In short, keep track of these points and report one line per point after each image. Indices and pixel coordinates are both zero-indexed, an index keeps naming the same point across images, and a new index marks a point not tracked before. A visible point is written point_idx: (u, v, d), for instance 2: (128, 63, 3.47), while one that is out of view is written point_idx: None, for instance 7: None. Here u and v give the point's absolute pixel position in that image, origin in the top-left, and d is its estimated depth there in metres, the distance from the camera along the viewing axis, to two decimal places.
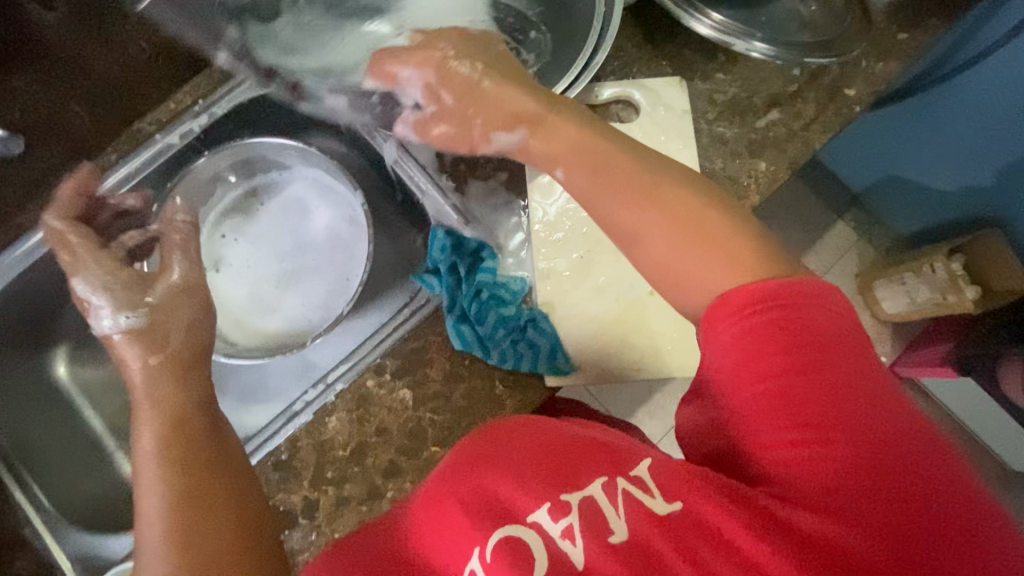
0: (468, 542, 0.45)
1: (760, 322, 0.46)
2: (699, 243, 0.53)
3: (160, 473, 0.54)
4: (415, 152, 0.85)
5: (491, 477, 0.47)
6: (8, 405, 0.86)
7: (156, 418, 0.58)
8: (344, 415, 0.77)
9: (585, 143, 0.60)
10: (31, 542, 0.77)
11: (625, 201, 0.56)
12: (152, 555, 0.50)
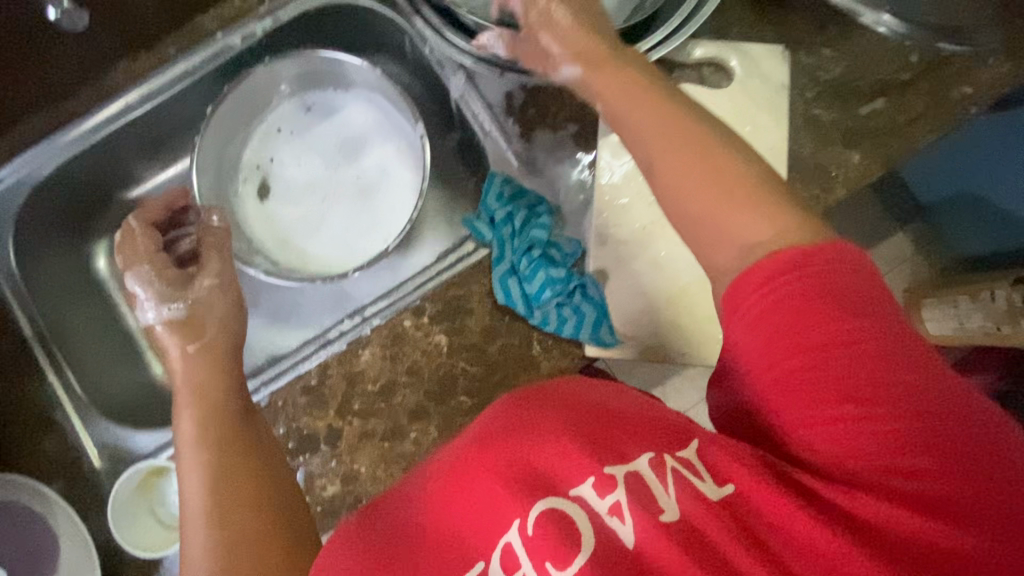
0: (505, 511, 0.40)
1: (796, 293, 0.41)
2: (717, 187, 0.47)
3: (201, 452, 0.53)
4: (483, 89, 0.79)
5: (535, 445, 0.42)
6: (47, 286, 0.85)
7: (196, 402, 0.57)
8: (378, 350, 0.76)
9: (628, 84, 0.55)
10: (60, 424, 0.77)
11: (662, 155, 0.50)
12: (193, 530, 0.49)
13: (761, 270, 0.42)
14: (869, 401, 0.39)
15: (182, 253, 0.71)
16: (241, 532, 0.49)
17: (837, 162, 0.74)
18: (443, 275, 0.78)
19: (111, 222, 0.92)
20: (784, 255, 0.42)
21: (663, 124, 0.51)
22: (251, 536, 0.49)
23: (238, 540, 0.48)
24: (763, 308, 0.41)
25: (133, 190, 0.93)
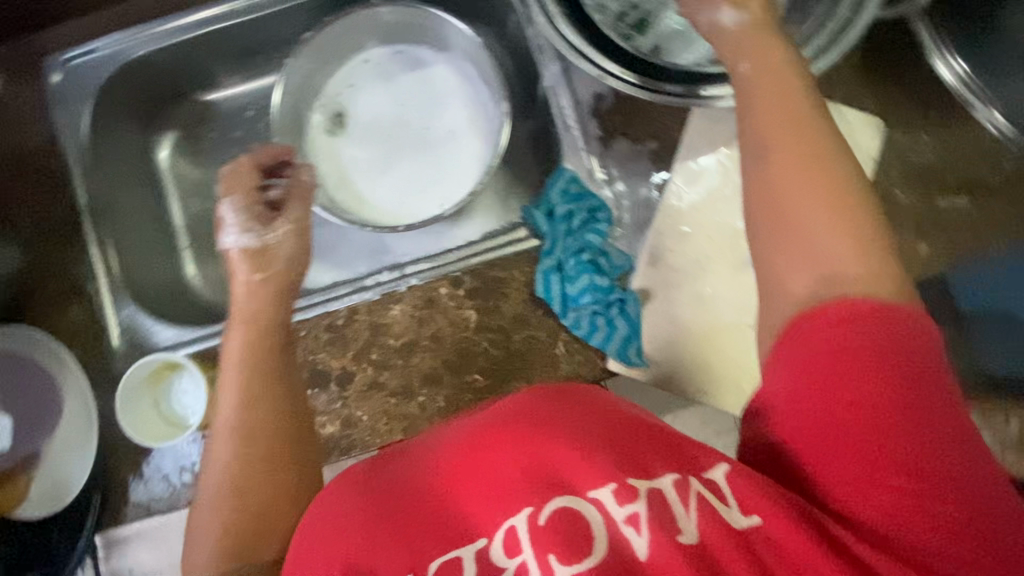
0: (517, 500, 0.40)
1: (851, 348, 0.40)
2: (822, 196, 0.44)
3: (243, 374, 0.52)
4: (575, 84, 0.79)
5: (559, 441, 0.42)
6: (111, 160, 0.86)
7: (247, 324, 0.55)
8: (408, 309, 0.77)
9: (768, 61, 0.50)
10: (92, 300, 0.79)
11: (775, 153, 0.46)
12: (219, 445, 0.50)
13: (820, 320, 0.41)
14: (908, 461, 0.38)
15: (273, 201, 0.63)
16: (260, 469, 0.50)
17: (904, 246, 0.74)
18: (490, 252, 0.77)
19: (183, 117, 0.94)
20: (846, 305, 0.41)
21: (787, 125, 0.47)
22: (266, 475, 0.50)
23: (254, 473, 0.50)
24: (808, 359, 0.41)
25: (211, 93, 0.94)
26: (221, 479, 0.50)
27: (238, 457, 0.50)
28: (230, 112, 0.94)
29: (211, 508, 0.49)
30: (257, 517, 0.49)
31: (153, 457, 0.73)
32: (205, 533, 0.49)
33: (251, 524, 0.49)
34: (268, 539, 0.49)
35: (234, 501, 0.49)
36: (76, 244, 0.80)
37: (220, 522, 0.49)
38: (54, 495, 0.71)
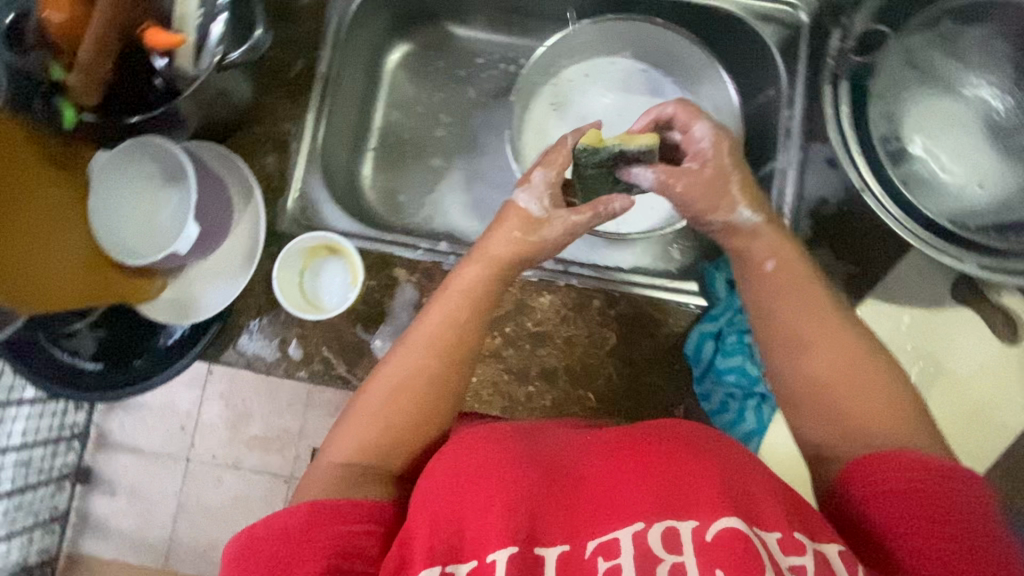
0: (682, 507, 0.45)
1: (897, 482, 0.46)
2: (850, 376, 0.52)
3: (458, 302, 0.60)
4: (807, 181, 0.79)
5: (716, 470, 0.46)
6: (353, 42, 0.88)
7: (482, 263, 0.62)
8: (558, 303, 0.77)
9: (795, 262, 0.60)
10: (286, 155, 0.81)
11: (814, 347, 0.54)
12: (411, 349, 0.58)
13: (871, 471, 0.48)
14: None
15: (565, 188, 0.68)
16: (418, 391, 0.56)
17: None
18: (657, 291, 0.77)
19: (425, 37, 0.97)
20: (889, 456, 0.47)
21: (818, 316, 0.56)
22: (422, 398, 0.56)
23: (412, 393, 0.55)
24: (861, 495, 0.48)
25: (460, 27, 0.97)
26: (379, 387, 0.56)
27: (405, 373, 0.56)
28: (466, 52, 0.98)
29: (365, 409, 0.55)
30: (401, 428, 0.54)
31: (277, 321, 0.76)
32: (351, 428, 0.54)
33: (394, 434, 0.54)
34: (399, 450, 0.54)
35: (389, 410, 0.55)
36: (295, 101, 0.83)
37: (369, 422, 0.54)
38: (181, 307, 0.74)
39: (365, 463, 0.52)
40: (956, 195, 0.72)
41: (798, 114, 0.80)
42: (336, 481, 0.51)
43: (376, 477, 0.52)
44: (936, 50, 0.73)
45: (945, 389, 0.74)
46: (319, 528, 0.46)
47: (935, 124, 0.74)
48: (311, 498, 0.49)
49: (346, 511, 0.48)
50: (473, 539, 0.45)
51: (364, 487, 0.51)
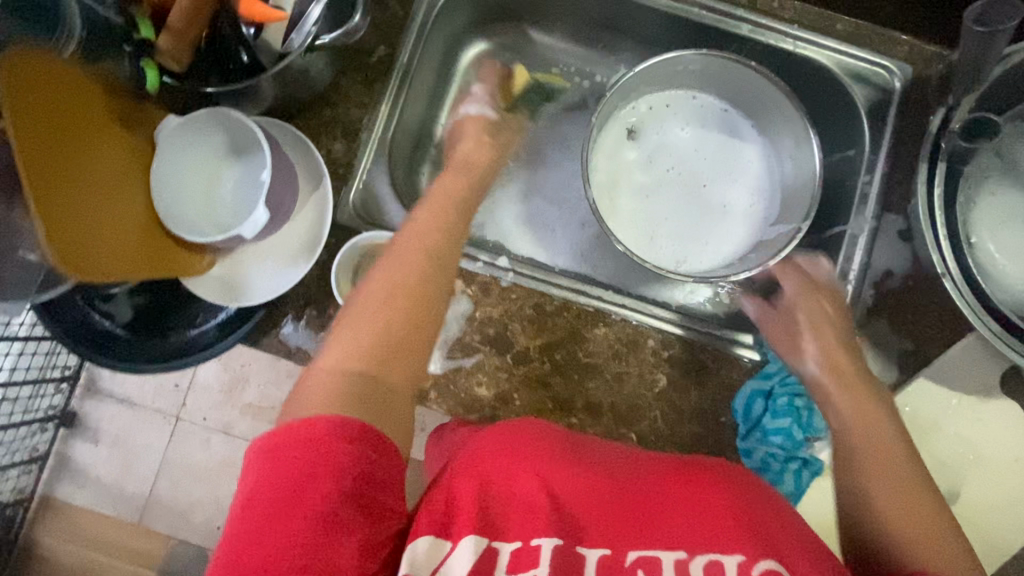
0: (730, 542, 0.45)
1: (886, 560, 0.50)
2: (902, 492, 0.51)
3: (428, 212, 0.61)
4: (878, 249, 0.78)
5: (763, 513, 0.48)
6: (435, 35, 0.85)
7: (449, 190, 0.67)
8: (613, 336, 0.76)
9: (845, 368, 0.66)
10: (355, 143, 0.78)
11: (859, 458, 0.55)
12: (394, 259, 0.55)
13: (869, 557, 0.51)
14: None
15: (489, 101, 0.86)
16: (408, 316, 0.51)
17: None
18: (711, 338, 0.77)
19: (503, 37, 0.94)
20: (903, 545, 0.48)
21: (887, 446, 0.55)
22: (413, 320, 0.51)
23: (399, 317, 0.51)
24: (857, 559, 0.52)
25: (540, 33, 0.94)
26: (360, 305, 0.51)
27: (385, 300, 0.51)
28: (543, 60, 0.95)
29: (351, 326, 0.50)
30: (402, 351, 0.50)
31: (326, 314, 0.73)
32: (342, 345, 0.49)
33: (392, 353, 0.49)
34: (405, 371, 0.49)
35: (375, 332, 0.49)
36: (369, 86, 0.79)
37: (359, 339, 0.49)
38: (229, 287, 0.71)
39: (369, 385, 0.47)
40: (1016, 287, 0.73)
41: (877, 180, 0.79)
42: (332, 394, 0.45)
43: (382, 400, 0.46)
44: (1019, 142, 0.74)
45: (988, 480, 0.73)
46: (337, 443, 0.42)
47: (1010, 217, 0.74)
48: (314, 404, 0.44)
49: (365, 437, 0.43)
50: (516, 525, 0.46)
51: (375, 411, 0.45)
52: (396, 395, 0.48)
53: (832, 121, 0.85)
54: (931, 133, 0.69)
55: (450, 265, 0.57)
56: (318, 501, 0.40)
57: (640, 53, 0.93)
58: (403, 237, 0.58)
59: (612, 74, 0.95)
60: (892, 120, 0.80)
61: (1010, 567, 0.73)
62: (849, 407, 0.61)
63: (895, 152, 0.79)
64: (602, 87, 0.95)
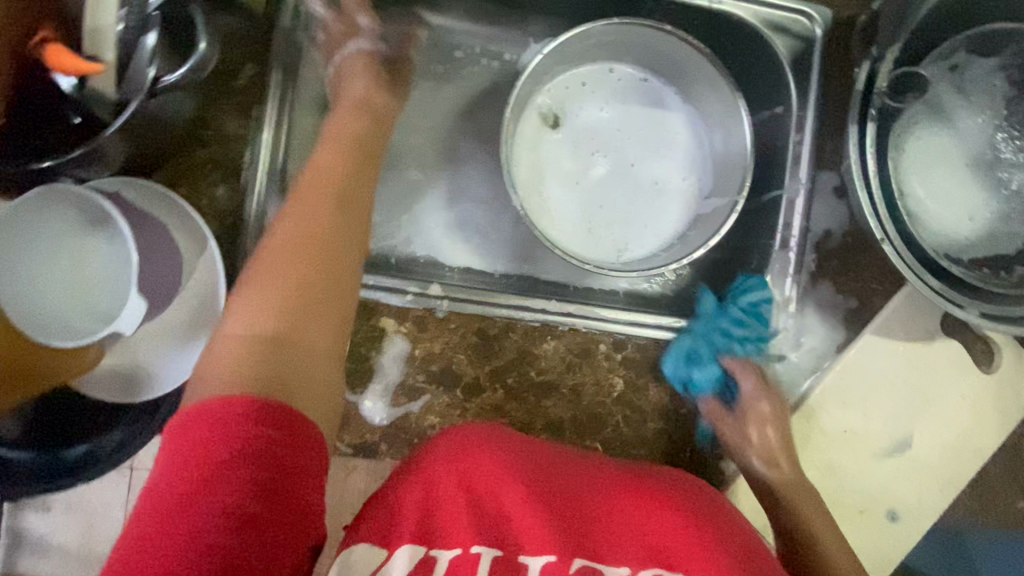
0: (653, 555, 0.52)
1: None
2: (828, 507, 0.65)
3: (308, 182, 0.53)
4: (815, 212, 0.76)
5: (699, 537, 0.53)
6: None
7: (336, 142, 0.57)
8: (563, 349, 0.73)
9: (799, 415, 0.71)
10: (240, 185, 0.68)
11: (749, 431, 0.70)
12: (278, 253, 0.47)
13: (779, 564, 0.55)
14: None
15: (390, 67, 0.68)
16: (314, 272, 0.47)
17: (1004, 498, 0.78)
18: (665, 332, 0.74)
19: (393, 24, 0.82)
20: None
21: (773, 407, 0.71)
22: (319, 272, 0.47)
23: (306, 273, 0.47)
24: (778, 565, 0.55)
25: (433, 14, 0.83)
26: (267, 273, 0.46)
27: (287, 254, 0.47)
28: (442, 44, 0.84)
29: (254, 293, 0.45)
30: (320, 309, 0.46)
31: None
32: (245, 306, 0.45)
33: (300, 309, 0.45)
34: (326, 330, 0.47)
35: (280, 295, 0.45)
36: (244, 116, 0.69)
37: (268, 307, 0.45)
38: (126, 382, 0.63)
39: (279, 347, 0.43)
40: (947, 228, 0.72)
41: (808, 140, 0.76)
42: (244, 378, 0.41)
43: (301, 375, 0.43)
44: (943, 83, 0.71)
45: (931, 421, 0.77)
46: (253, 424, 0.39)
47: (939, 161, 0.73)
48: (227, 386, 0.40)
49: (283, 418, 0.40)
50: (465, 533, 0.51)
51: (284, 387, 0.42)
52: (312, 363, 0.45)
53: (758, 75, 0.78)
54: (857, 93, 0.65)
55: (339, 236, 0.50)
56: (230, 486, 0.37)
57: (549, 26, 0.83)
58: (307, 196, 0.51)
59: (522, 51, 0.84)
60: (817, 70, 0.76)
61: (959, 496, 0.78)
62: (761, 427, 0.70)
63: (821, 107, 0.76)
64: (513, 66, 0.85)
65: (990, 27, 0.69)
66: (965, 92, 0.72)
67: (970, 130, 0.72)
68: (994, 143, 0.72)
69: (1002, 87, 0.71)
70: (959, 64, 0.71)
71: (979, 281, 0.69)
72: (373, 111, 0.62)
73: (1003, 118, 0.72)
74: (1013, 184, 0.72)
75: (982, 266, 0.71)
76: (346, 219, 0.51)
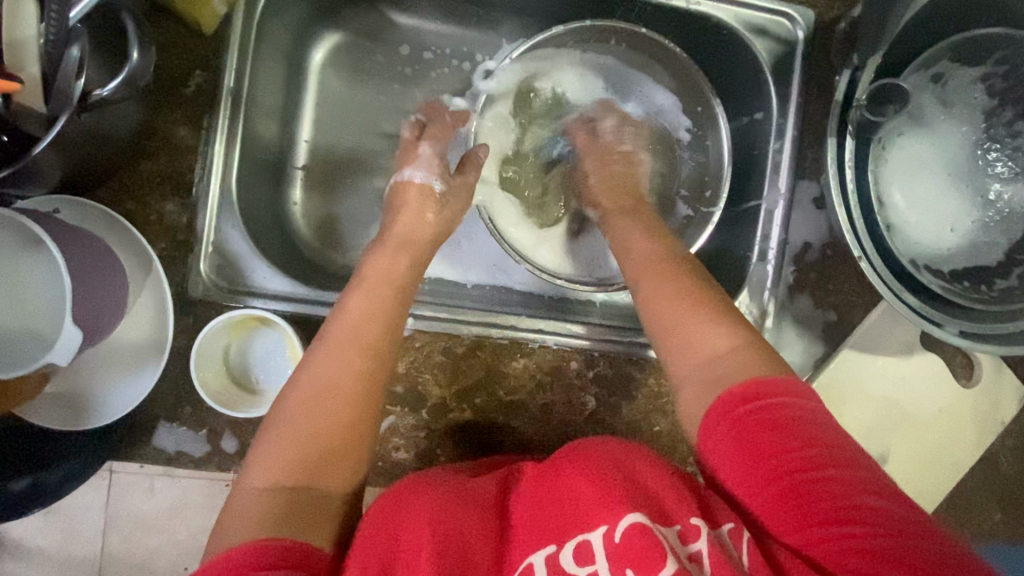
0: (588, 519, 0.47)
1: (755, 411, 0.47)
2: (709, 313, 0.54)
3: (333, 332, 0.55)
4: (793, 224, 0.74)
5: (615, 478, 0.49)
6: (263, 41, 0.69)
7: (364, 280, 0.60)
8: (532, 367, 0.70)
9: (656, 251, 0.62)
10: (193, 200, 0.65)
11: (641, 284, 0.59)
12: (295, 411, 0.50)
13: (724, 398, 0.48)
14: (781, 463, 0.44)
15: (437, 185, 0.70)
16: (333, 419, 0.51)
17: (982, 512, 0.77)
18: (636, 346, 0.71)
19: (358, 24, 0.78)
20: (749, 381, 0.48)
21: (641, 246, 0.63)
22: (340, 421, 0.51)
23: (324, 423, 0.50)
24: (728, 432, 0.47)
25: (400, 13, 0.78)
26: (286, 424, 0.50)
27: (309, 404, 0.51)
28: (410, 45, 0.79)
29: (275, 443, 0.49)
30: (330, 456, 0.49)
31: (203, 408, 0.64)
32: (270, 456, 0.48)
33: (316, 457, 0.49)
34: (338, 473, 0.49)
35: (300, 447, 0.49)
36: (195, 126, 0.66)
37: (289, 458, 0.48)
38: (75, 405, 0.61)
39: (296, 495, 0.46)
40: (928, 241, 0.70)
41: (789, 146, 0.72)
42: (258, 524, 0.43)
43: (311, 521, 0.46)
44: (924, 93, 0.69)
45: (907, 435, 0.76)
46: (261, 562, 0.41)
47: (921, 171, 0.70)
48: (243, 534, 0.43)
49: (289, 551, 0.42)
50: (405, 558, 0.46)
51: (294, 525, 0.44)
52: (325, 504, 0.47)
53: (737, 81, 0.75)
54: (834, 105, 0.63)
55: (354, 384, 0.52)
56: None
57: (521, 25, 0.78)
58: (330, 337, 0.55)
59: (494, 53, 0.80)
60: (798, 75, 0.72)
61: (935, 511, 0.76)
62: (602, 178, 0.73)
63: (803, 114, 0.73)
64: (485, 69, 0.81)
65: (975, 33, 0.66)
66: (946, 102, 0.70)
67: (952, 141, 0.70)
68: (976, 154, 0.69)
69: (984, 96, 0.69)
70: (941, 74, 0.69)
71: (954, 296, 0.68)
72: (414, 249, 0.65)
73: (987, 130, 0.69)
74: (998, 198, 0.69)
75: (961, 280, 0.69)
76: (367, 364, 0.54)
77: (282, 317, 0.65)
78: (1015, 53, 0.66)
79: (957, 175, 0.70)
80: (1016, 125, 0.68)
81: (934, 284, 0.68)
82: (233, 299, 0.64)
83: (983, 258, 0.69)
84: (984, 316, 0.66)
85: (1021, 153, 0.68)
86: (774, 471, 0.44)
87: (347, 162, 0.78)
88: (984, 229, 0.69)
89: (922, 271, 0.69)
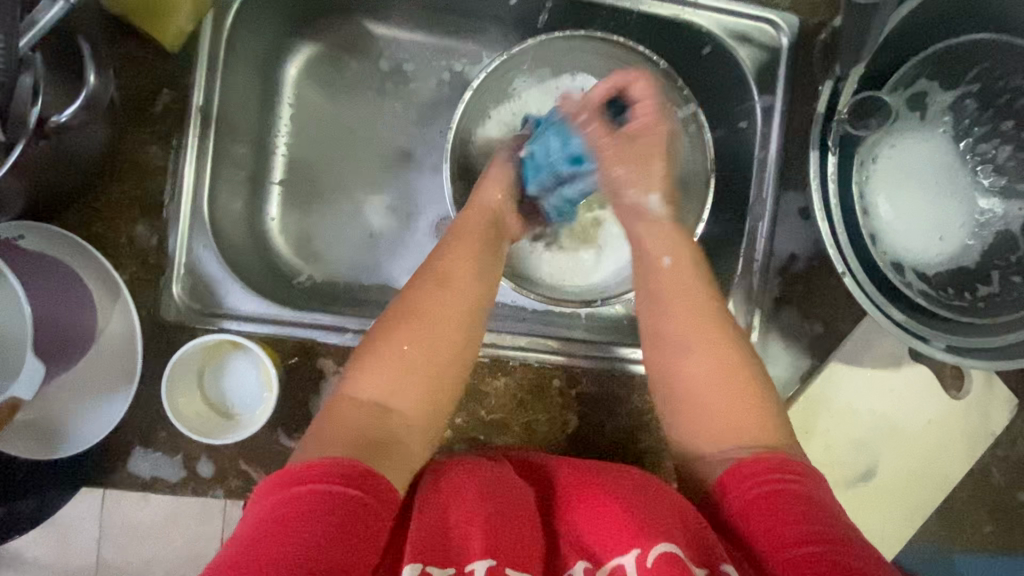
0: (620, 541, 0.46)
1: (780, 477, 0.48)
2: (747, 401, 0.54)
3: (442, 286, 0.57)
4: (780, 234, 0.72)
5: (639, 509, 0.48)
6: (237, 58, 0.67)
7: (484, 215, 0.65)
8: (514, 384, 0.70)
9: (693, 289, 0.58)
10: (165, 222, 0.64)
11: (682, 327, 0.57)
12: (392, 344, 0.54)
13: (745, 462, 0.50)
14: (798, 531, 0.44)
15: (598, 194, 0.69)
16: (431, 360, 0.54)
17: (972, 525, 0.76)
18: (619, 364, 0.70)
19: (333, 36, 0.76)
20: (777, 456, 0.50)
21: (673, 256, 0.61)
22: (434, 362, 0.54)
23: (420, 362, 0.53)
24: (746, 486, 0.49)
25: (378, 24, 0.76)
26: (392, 350, 0.53)
27: (416, 335, 0.54)
28: (387, 55, 0.77)
29: (377, 363, 0.53)
30: (413, 385, 0.53)
31: (179, 433, 0.63)
32: (369, 375, 0.52)
33: (409, 388, 0.53)
34: (416, 407, 0.53)
35: (399, 377, 0.53)
36: (164, 144, 0.65)
37: (388, 383, 0.52)
38: (43, 433, 0.62)
39: (382, 424, 0.50)
40: (917, 247, 0.68)
41: (774, 157, 0.70)
42: (351, 446, 0.47)
43: (397, 454, 0.49)
44: (905, 116, 0.68)
45: (895, 446, 0.74)
46: (321, 481, 0.43)
47: (908, 176, 0.69)
48: (332, 450, 0.46)
49: (360, 478, 0.44)
50: (458, 546, 0.45)
51: (377, 458, 0.47)
52: (407, 444, 0.51)
53: (720, 90, 0.74)
54: (817, 118, 0.63)
55: (445, 334, 0.55)
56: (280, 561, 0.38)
57: (502, 34, 0.76)
58: (441, 277, 0.58)
59: (475, 63, 0.78)
60: (783, 83, 0.70)
61: (926, 524, 0.75)
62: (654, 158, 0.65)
63: (788, 122, 0.71)
64: (464, 80, 0.78)
65: (960, 40, 0.63)
66: (927, 122, 0.69)
67: (932, 154, 0.69)
68: (957, 163, 0.69)
69: (951, 125, 0.69)
70: (922, 93, 0.67)
71: (940, 306, 0.66)
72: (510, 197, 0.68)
73: (960, 154, 0.69)
74: (982, 207, 0.68)
75: (946, 287, 0.68)
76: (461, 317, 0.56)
77: (255, 339, 0.64)
78: (996, 64, 0.64)
79: (944, 179, 0.69)
80: (983, 143, 0.68)
81: (910, 284, 0.67)
82: (210, 321, 0.64)
83: (970, 269, 0.68)
84: (964, 323, 0.65)
85: (991, 173, 0.68)
86: (792, 539, 0.44)
87: (322, 177, 0.76)
88: (972, 236, 0.68)
89: (906, 273, 0.68)
